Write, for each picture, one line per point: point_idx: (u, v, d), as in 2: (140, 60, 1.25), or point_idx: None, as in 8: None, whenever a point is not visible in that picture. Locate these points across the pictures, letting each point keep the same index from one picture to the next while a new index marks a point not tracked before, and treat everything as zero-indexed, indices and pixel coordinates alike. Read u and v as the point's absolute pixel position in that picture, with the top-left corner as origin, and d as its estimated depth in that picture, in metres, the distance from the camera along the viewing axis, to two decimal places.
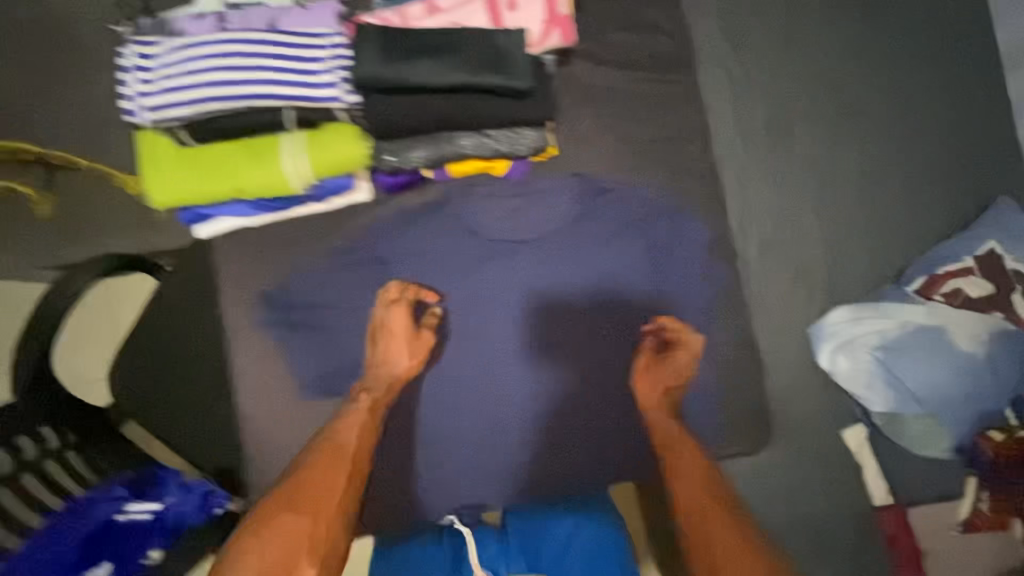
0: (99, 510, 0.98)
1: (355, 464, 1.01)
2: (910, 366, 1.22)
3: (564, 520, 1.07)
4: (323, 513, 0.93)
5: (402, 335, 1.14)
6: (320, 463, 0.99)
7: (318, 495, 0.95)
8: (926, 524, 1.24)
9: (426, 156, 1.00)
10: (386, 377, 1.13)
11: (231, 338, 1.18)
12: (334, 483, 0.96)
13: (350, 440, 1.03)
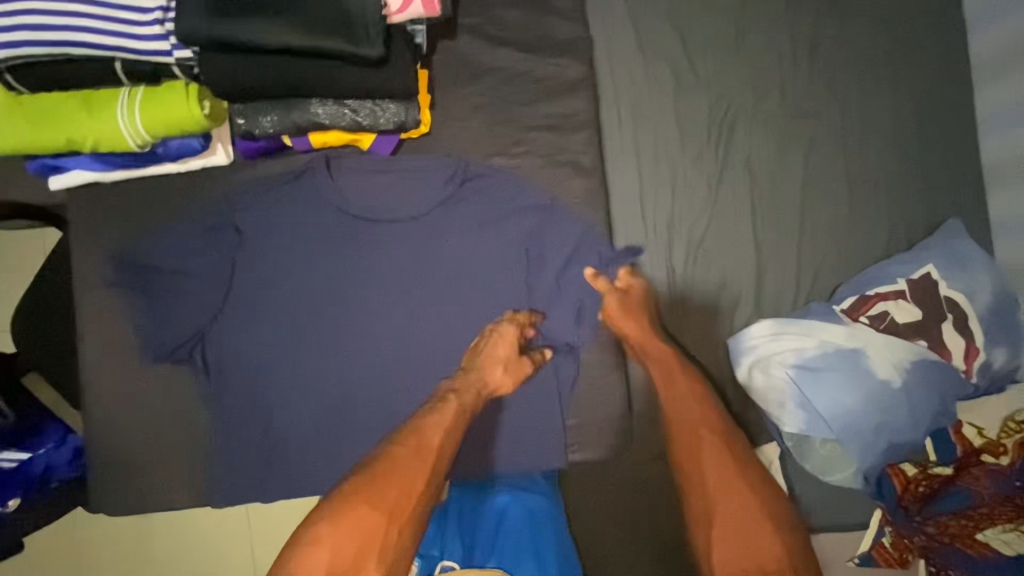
0: None
1: (436, 468, 0.93)
2: (821, 387, 1.17)
3: (495, 498, 1.11)
4: (390, 506, 0.86)
5: (508, 346, 1.08)
6: (398, 459, 0.92)
7: (402, 497, 0.88)
8: (825, 552, 1.19)
9: (273, 124, 0.79)
10: (467, 403, 1.03)
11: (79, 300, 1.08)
12: (407, 480, 0.89)
13: (436, 441, 0.96)
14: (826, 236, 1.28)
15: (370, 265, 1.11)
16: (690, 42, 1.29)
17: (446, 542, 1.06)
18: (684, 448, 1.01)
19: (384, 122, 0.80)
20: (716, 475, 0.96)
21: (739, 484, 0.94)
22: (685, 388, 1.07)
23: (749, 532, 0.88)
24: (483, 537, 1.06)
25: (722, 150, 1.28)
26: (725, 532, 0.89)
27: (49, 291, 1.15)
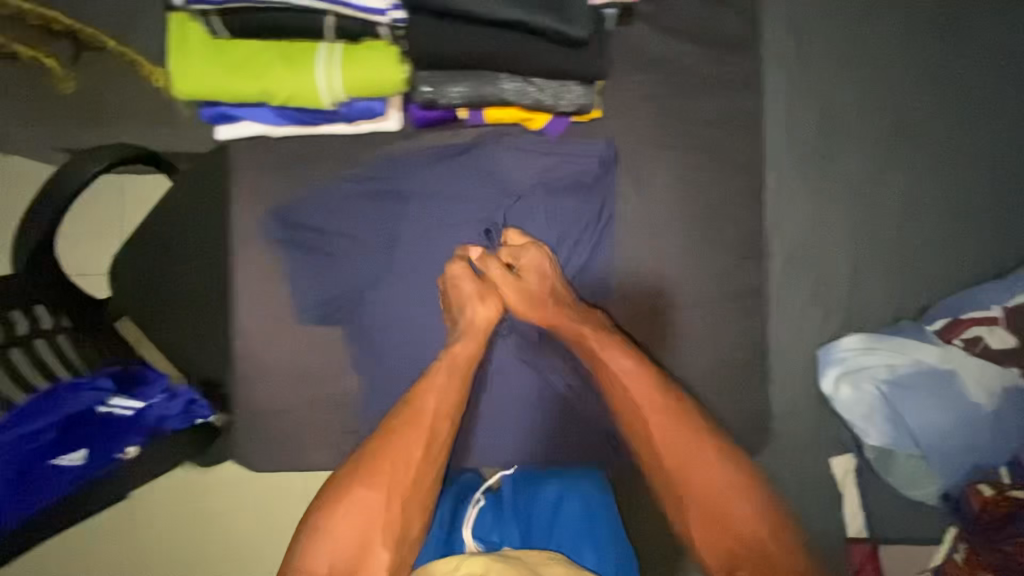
0: (81, 399, 0.93)
1: (435, 431, 1.08)
2: (911, 404, 1.20)
3: (547, 489, 1.13)
4: (396, 485, 1.03)
5: (469, 285, 1.14)
6: (398, 446, 1.05)
7: (399, 475, 1.04)
8: (894, 564, 1.24)
9: (460, 95, 0.82)
10: (463, 357, 1.12)
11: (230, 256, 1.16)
12: (410, 462, 1.05)
13: (429, 406, 1.09)
14: (930, 264, 1.30)
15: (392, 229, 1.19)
16: (825, 59, 1.30)
17: (503, 527, 1.06)
18: (638, 436, 1.13)
19: (562, 103, 0.81)
20: (690, 460, 1.08)
21: (721, 481, 1.07)
22: (621, 366, 1.13)
23: (721, 509, 1.05)
24: (540, 522, 1.08)
25: (838, 168, 1.30)
26: (701, 503, 1.06)
27: (175, 243, 1.16)
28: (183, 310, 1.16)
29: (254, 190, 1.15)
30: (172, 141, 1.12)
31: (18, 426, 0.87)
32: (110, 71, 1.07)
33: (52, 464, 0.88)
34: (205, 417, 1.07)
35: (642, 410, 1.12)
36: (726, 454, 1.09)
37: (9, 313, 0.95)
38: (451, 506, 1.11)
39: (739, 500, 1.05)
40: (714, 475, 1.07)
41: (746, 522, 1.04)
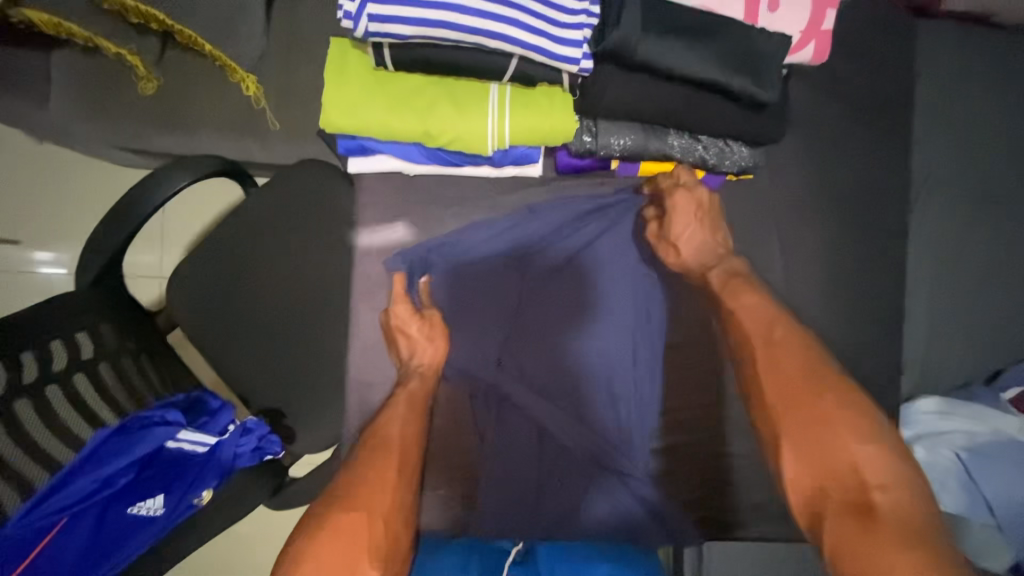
0: (151, 437, 0.82)
1: (404, 462, 0.93)
2: (989, 474, 1.18)
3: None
4: (378, 508, 0.83)
5: (422, 330, 1.08)
6: (373, 469, 0.88)
7: (371, 491, 0.85)
8: None
9: (622, 147, 0.71)
10: (420, 394, 1.04)
11: (311, 278, 1.09)
12: (385, 485, 0.86)
13: (395, 433, 0.96)
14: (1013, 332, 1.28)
15: (484, 253, 1.12)
16: None
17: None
18: (761, 341, 0.94)
19: (728, 165, 0.74)
20: (786, 385, 0.87)
21: (812, 398, 0.85)
22: (744, 301, 0.98)
23: (830, 463, 0.79)
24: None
25: None
26: (813, 455, 0.81)
27: (252, 261, 1.09)
28: (250, 335, 1.08)
29: (344, 213, 1.09)
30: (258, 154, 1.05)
31: (92, 470, 0.77)
32: (202, 75, 1.01)
33: (128, 512, 0.79)
34: (277, 451, 0.93)
35: (753, 334, 0.95)
36: (834, 377, 0.87)
37: (74, 335, 0.88)
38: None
39: (846, 430, 0.80)
40: (836, 415, 0.82)
41: (855, 458, 0.78)
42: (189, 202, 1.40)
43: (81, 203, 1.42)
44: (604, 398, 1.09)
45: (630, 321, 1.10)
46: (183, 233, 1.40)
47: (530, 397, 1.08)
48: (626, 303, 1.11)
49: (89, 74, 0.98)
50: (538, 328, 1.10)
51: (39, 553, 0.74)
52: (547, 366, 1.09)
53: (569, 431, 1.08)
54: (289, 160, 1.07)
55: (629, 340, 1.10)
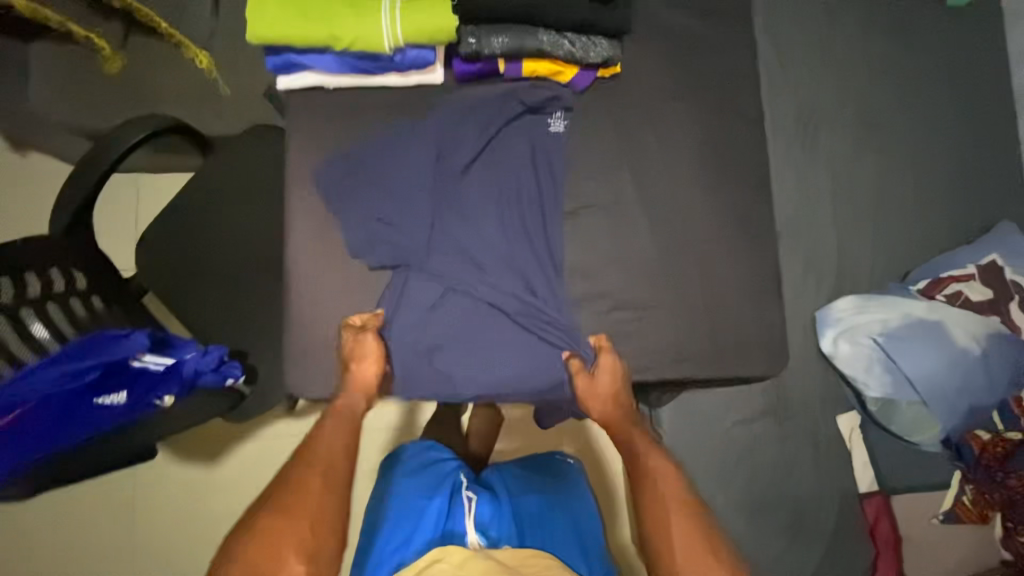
0: (121, 348, 0.93)
1: (332, 476, 0.76)
2: (909, 354, 1.28)
3: (530, 495, 1.06)
4: (312, 511, 0.71)
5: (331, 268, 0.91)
6: (298, 480, 0.73)
7: (303, 496, 0.72)
8: (907, 512, 1.30)
9: (502, 46, 0.87)
10: (349, 410, 0.84)
11: (259, 227, 1.18)
12: (315, 495, 0.72)
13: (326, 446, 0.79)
14: (911, 231, 1.42)
15: (402, 156, 0.91)
16: (811, 50, 1.43)
17: (501, 523, 1.00)
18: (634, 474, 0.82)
19: (594, 56, 0.90)
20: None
21: (686, 541, 0.72)
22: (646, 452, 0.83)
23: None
24: (529, 520, 1.02)
25: (828, 146, 1.41)
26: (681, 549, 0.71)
27: (203, 214, 1.18)
28: (206, 283, 1.17)
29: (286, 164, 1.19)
30: (213, 121, 1.19)
31: (64, 365, 0.88)
32: (159, 56, 1.17)
33: (95, 403, 0.87)
34: (237, 376, 1.03)
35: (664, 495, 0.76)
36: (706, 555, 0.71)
37: (47, 271, 0.97)
38: (444, 501, 1.02)
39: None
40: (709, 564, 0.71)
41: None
42: (158, 196, 1.50)
43: (34, 193, 1.45)
44: (525, 255, 0.92)
45: (538, 180, 0.93)
46: (152, 206, 1.50)
47: (447, 283, 0.90)
48: (539, 159, 0.94)
49: (57, 59, 1.12)
50: (452, 204, 0.91)
51: (3, 428, 0.80)
52: (462, 245, 0.91)
53: (483, 314, 0.91)
54: (238, 125, 1.20)
55: (543, 200, 0.93)
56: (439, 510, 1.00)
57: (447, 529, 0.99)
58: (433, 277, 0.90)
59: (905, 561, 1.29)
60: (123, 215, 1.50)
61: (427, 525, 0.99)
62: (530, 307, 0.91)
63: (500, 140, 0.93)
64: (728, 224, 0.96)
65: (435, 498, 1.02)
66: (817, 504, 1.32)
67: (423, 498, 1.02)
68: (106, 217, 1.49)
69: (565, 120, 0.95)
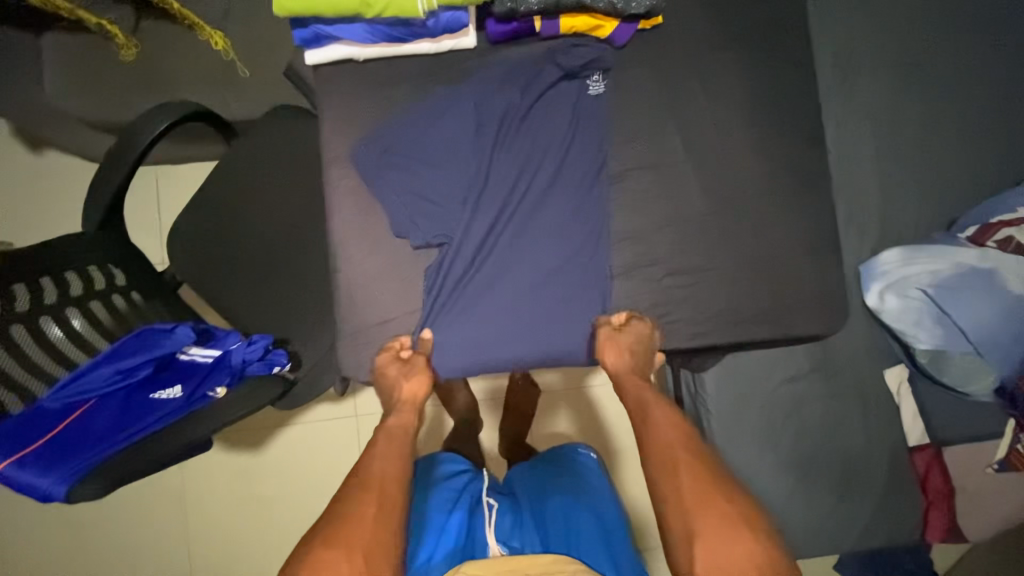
0: (167, 342, 0.92)
1: (385, 504, 0.76)
2: (960, 303, 1.24)
3: (552, 499, 1.02)
4: (363, 542, 0.70)
5: (369, 256, 0.88)
6: (354, 501, 0.75)
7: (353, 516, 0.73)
8: (958, 463, 1.29)
9: (539, 2, 0.82)
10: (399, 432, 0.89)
11: (287, 212, 1.16)
12: (363, 517, 0.73)
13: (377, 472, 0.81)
14: (958, 176, 1.36)
15: (436, 127, 0.87)
16: None
17: (522, 530, 0.97)
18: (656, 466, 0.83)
19: (635, 7, 0.84)
20: (701, 520, 0.74)
21: (695, 488, 0.77)
22: (657, 416, 0.89)
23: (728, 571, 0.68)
24: (553, 518, 0.98)
25: (868, 92, 1.35)
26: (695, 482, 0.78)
27: (233, 203, 1.16)
28: (241, 272, 1.15)
29: (309, 145, 1.16)
30: (233, 106, 1.15)
31: (115, 360, 0.87)
32: (174, 41, 1.13)
33: (152, 397, 0.88)
34: (284, 364, 1.00)
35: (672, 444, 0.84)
36: (720, 504, 0.74)
37: (86, 269, 0.95)
38: (464, 512, 0.99)
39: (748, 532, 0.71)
40: (721, 510, 0.74)
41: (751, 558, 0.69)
42: (185, 183, 1.48)
43: (51, 194, 1.43)
44: (564, 222, 0.88)
45: (580, 153, 0.89)
46: (174, 198, 1.48)
47: (489, 267, 0.87)
48: (580, 128, 0.89)
49: (74, 51, 1.09)
50: (491, 174, 0.87)
51: (69, 424, 0.82)
52: (502, 227, 0.88)
53: (528, 296, 0.88)
54: (259, 107, 1.16)
55: (585, 174, 0.89)
56: (458, 524, 0.96)
57: (468, 539, 0.95)
58: (476, 261, 0.87)
59: (957, 510, 1.29)
60: (146, 209, 1.48)
61: (446, 538, 0.95)
62: (575, 291, 0.88)
63: (538, 110, 0.89)
64: (780, 178, 0.92)
65: (455, 512, 0.98)
66: (867, 461, 1.31)
67: (443, 511, 0.99)
68: (132, 213, 1.47)
69: (605, 82, 0.90)
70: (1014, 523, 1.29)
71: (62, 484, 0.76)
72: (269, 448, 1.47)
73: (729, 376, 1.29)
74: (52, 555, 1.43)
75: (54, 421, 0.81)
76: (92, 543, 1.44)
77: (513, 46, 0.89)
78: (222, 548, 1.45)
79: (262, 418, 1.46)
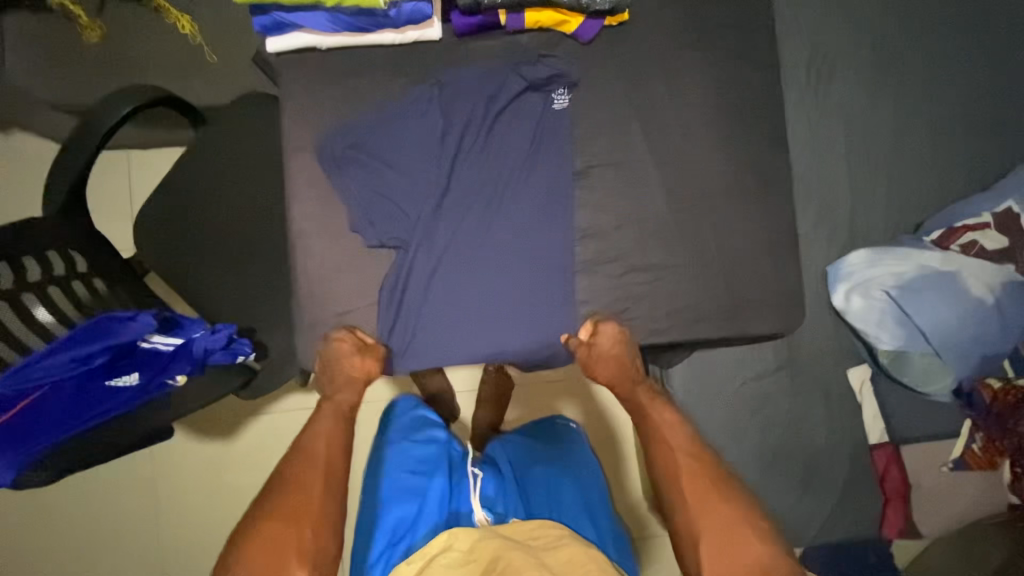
0: (126, 329, 0.90)
1: (332, 476, 0.85)
2: (921, 305, 1.27)
3: (535, 469, 1.05)
4: (310, 516, 0.77)
5: (328, 249, 0.88)
6: (297, 475, 0.82)
7: (301, 494, 0.80)
8: (915, 461, 1.32)
9: None
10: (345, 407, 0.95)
11: (255, 201, 1.15)
12: (310, 494, 0.80)
13: (320, 449, 0.88)
14: (927, 181, 1.38)
15: (400, 128, 0.87)
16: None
17: (506, 497, 1.00)
18: (664, 469, 0.86)
19: (600, 3, 0.84)
20: (707, 518, 0.77)
21: (697, 487, 0.81)
22: (662, 421, 0.91)
23: (730, 562, 0.73)
24: (534, 490, 1.01)
25: (839, 94, 1.36)
26: (700, 485, 0.81)
27: (200, 190, 1.15)
28: (208, 261, 1.14)
29: (278, 133, 1.14)
30: (200, 92, 1.14)
31: (72, 348, 0.85)
32: (140, 24, 1.11)
33: (106, 386, 0.87)
34: (248, 353, 1.00)
35: (677, 458, 0.86)
36: (721, 502, 0.78)
37: (45, 253, 0.95)
38: (446, 480, 1.01)
39: (749, 532, 0.75)
40: (724, 512, 0.77)
41: (756, 556, 0.72)
42: (152, 169, 1.46)
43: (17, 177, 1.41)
44: (529, 227, 0.89)
45: (546, 163, 0.89)
46: (145, 184, 1.46)
47: (453, 273, 0.88)
48: (545, 135, 0.89)
49: (37, 32, 1.08)
50: (455, 178, 0.87)
51: (19, 412, 0.82)
52: (465, 234, 0.88)
53: (487, 299, 0.88)
54: (228, 94, 1.15)
55: (551, 179, 0.89)
56: (442, 490, 0.99)
57: (451, 508, 0.98)
58: (438, 265, 0.88)
59: (912, 507, 1.32)
60: (116, 196, 1.46)
61: (430, 505, 0.97)
62: (534, 301, 0.89)
63: (505, 112, 0.88)
64: (743, 178, 0.93)
65: (437, 479, 1.01)
66: (829, 458, 1.33)
67: (424, 477, 1.02)
68: (100, 199, 1.45)
69: (569, 96, 0.90)
70: (968, 521, 1.32)
71: (11, 472, 0.79)
72: (239, 437, 1.46)
73: (696, 373, 1.31)
74: (14, 541, 1.42)
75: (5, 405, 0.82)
76: (57, 528, 1.43)
77: (478, 46, 0.88)
78: (191, 535, 1.45)
79: (232, 406, 1.46)
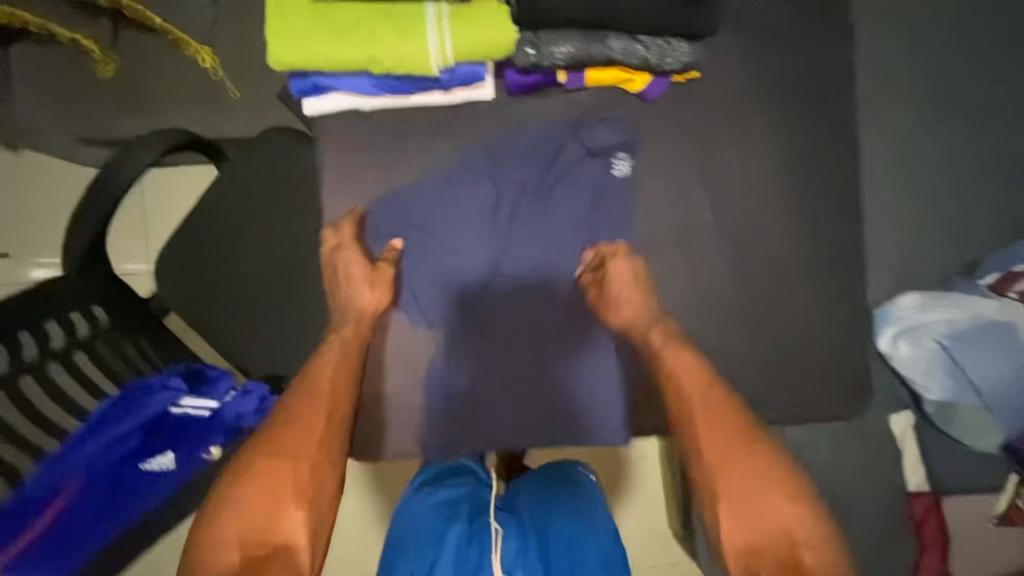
0: (157, 399, 0.89)
1: (330, 416, 0.82)
2: (975, 358, 1.20)
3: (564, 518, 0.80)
4: (306, 455, 0.76)
5: (361, 266, 0.98)
6: (295, 413, 0.80)
7: (301, 434, 0.78)
8: (959, 515, 1.28)
9: (565, 56, 0.74)
10: (352, 340, 0.92)
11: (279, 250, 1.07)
12: (306, 435, 0.78)
13: (324, 381, 0.86)
14: (999, 225, 1.27)
15: (461, 191, 1.01)
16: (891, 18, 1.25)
17: (530, 560, 0.75)
18: (699, 437, 0.75)
19: (671, 63, 0.77)
20: (730, 479, 0.71)
21: (727, 446, 0.73)
22: (677, 363, 0.84)
23: (759, 518, 0.68)
24: (565, 545, 0.77)
25: (902, 129, 1.27)
26: (737, 485, 0.70)
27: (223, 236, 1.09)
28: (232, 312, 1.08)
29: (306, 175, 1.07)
30: (220, 130, 1.05)
31: (103, 432, 0.83)
32: (158, 57, 1.03)
33: (143, 468, 0.84)
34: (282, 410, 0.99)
35: (693, 397, 0.79)
36: (761, 459, 0.71)
37: (68, 317, 0.90)
38: (462, 529, 0.78)
39: (773, 492, 0.69)
40: (745, 456, 0.72)
41: (780, 516, 0.68)
42: (151, 194, 1.37)
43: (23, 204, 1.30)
44: (574, 283, 1.01)
45: (584, 242, 1.00)
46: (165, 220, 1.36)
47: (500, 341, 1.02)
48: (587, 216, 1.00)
49: (50, 69, 1.00)
50: (507, 235, 1.01)
51: (55, 516, 0.76)
52: (511, 304, 1.01)
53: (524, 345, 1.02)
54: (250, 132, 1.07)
55: (599, 239, 1.00)
56: (457, 540, 0.77)
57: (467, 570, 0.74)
58: (487, 312, 1.02)
59: (954, 562, 1.29)
60: (134, 229, 1.36)
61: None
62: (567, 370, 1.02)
63: (559, 181, 1.00)
64: None
65: (450, 530, 0.78)
66: (875, 514, 1.28)
67: (430, 540, 0.77)
68: (116, 232, 1.35)
69: (629, 162, 0.98)
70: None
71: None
72: None
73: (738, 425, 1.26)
74: None
75: (41, 504, 0.75)
76: None
77: (527, 118, 0.99)
78: None
79: None
